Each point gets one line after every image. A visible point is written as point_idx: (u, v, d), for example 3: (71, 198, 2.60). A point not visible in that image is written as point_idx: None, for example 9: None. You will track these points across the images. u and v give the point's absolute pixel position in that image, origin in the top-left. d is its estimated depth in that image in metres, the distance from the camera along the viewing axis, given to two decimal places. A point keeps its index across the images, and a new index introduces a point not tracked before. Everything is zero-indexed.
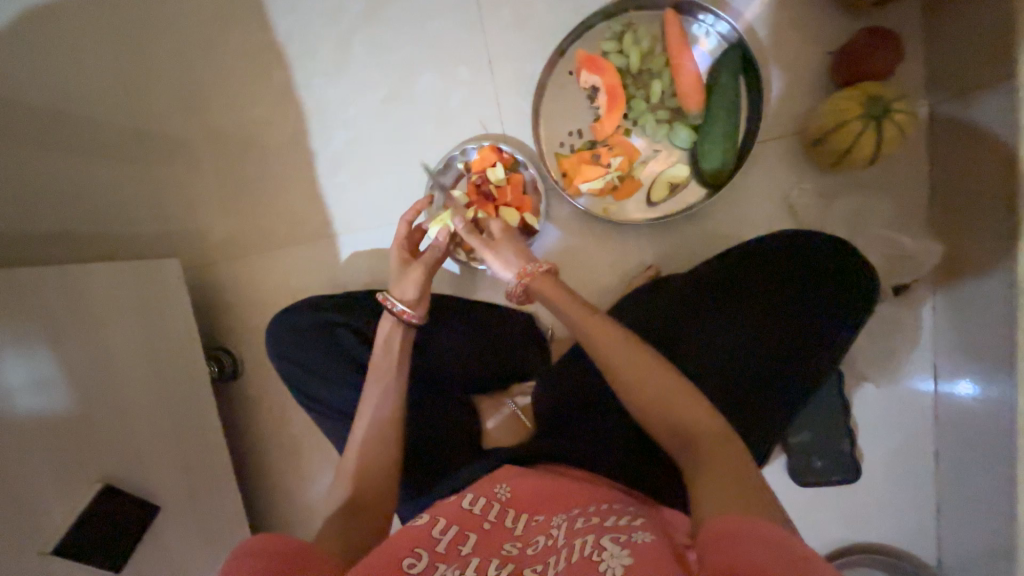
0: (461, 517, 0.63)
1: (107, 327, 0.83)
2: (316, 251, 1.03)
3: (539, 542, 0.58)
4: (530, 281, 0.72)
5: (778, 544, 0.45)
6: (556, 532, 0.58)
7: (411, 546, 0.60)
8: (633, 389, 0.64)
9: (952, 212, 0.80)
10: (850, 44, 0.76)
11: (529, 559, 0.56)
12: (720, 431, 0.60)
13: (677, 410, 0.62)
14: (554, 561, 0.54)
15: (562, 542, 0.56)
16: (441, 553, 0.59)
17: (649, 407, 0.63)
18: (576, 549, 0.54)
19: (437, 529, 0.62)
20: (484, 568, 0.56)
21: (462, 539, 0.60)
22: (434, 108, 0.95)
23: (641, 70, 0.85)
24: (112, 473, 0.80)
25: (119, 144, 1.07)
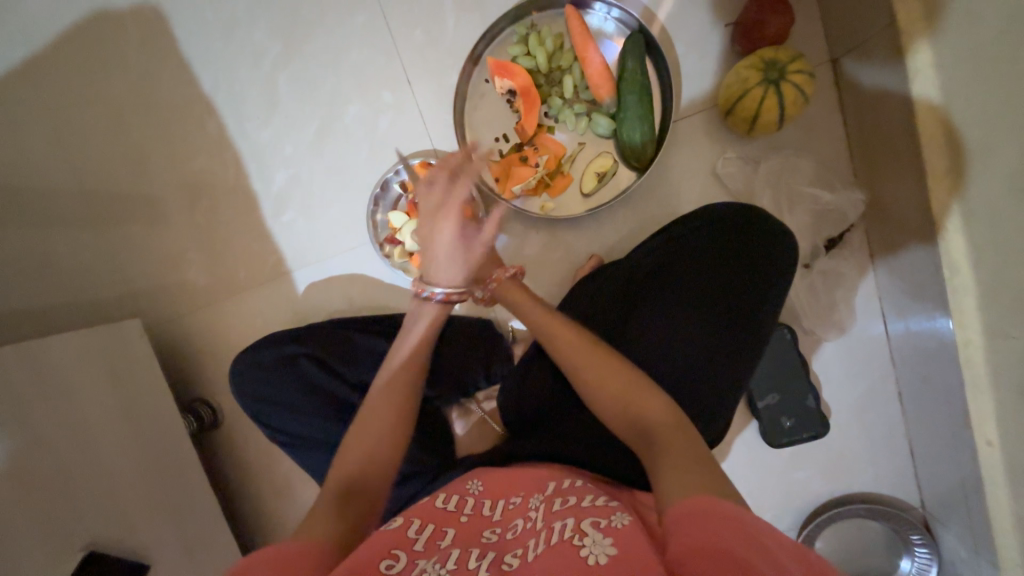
0: (436, 516, 0.65)
1: (74, 398, 0.89)
2: (277, 290, 1.07)
3: (517, 525, 0.62)
4: (501, 284, 0.84)
5: (733, 518, 0.51)
6: (535, 514, 0.63)
7: (388, 548, 0.59)
8: (596, 388, 0.70)
9: (873, 158, 0.81)
10: (744, 13, 0.79)
11: (509, 542, 0.60)
12: (674, 419, 0.64)
13: (637, 403, 0.67)
14: (533, 543, 0.58)
15: (541, 524, 0.60)
16: (420, 549, 0.60)
17: (612, 400, 0.69)
18: (556, 530, 0.58)
19: (413, 530, 0.63)
20: (464, 559, 0.58)
21: (440, 535, 0.62)
22: (363, 136, 0.99)
23: (553, 68, 0.87)
24: (96, 536, 0.85)
25: (77, 215, 1.13)
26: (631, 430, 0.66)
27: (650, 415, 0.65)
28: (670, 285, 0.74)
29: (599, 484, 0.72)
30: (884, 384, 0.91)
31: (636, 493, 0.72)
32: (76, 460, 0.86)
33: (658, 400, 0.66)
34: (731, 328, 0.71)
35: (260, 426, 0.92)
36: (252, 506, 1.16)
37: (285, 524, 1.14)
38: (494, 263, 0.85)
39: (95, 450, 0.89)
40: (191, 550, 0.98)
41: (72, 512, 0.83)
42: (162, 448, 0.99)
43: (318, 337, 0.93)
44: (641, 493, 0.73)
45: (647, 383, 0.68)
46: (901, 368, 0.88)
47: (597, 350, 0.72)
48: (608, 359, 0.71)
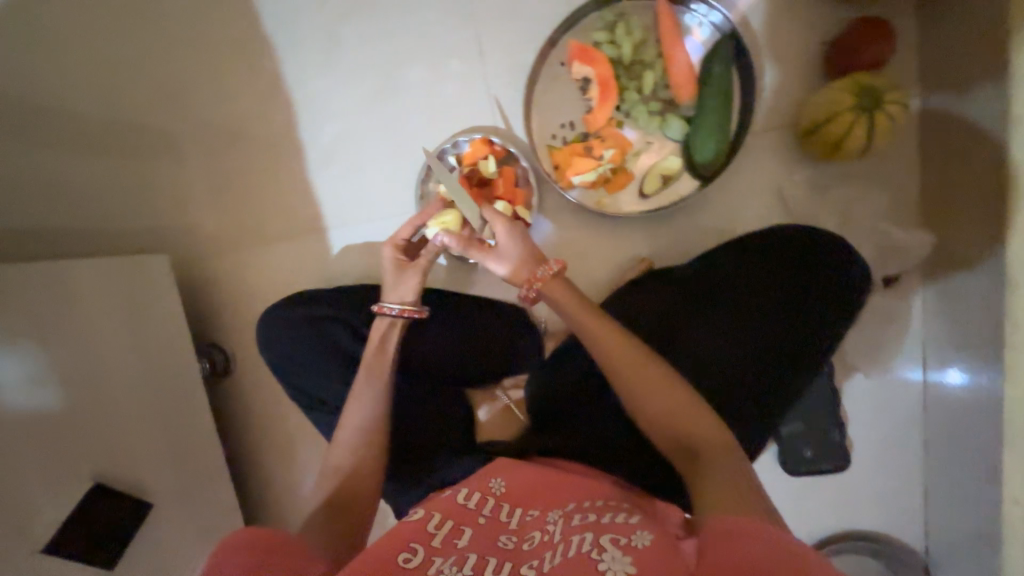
0: (457, 513, 0.65)
1: (96, 327, 0.86)
2: (310, 246, 1.05)
3: (534, 537, 0.61)
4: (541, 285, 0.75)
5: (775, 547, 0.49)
6: (552, 527, 0.61)
7: (406, 541, 0.61)
8: (637, 393, 0.68)
9: (945, 203, 0.80)
10: (844, 35, 0.76)
11: (524, 553, 0.59)
12: (721, 443, 0.63)
13: (683, 424, 0.65)
14: (549, 555, 0.57)
15: (558, 538, 0.59)
16: (437, 546, 0.61)
17: (655, 413, 0.67)
18: (573, 545, 0.56)
19: (431, 525, 0.64)
20: (480, 566, 0.57)
21: (457, 533, 0.63)
22: (423, 101, 0.96)
23: (634, 60, 0.84)
24: (103, 469, 0.83)
25: (110, 140, 1.08)
26: (672, 443, 0.65)
27: (695, 432, 0.64)
28: (729, 305, 0.74)
29: (625, 495, 0.69)
30: (911, 428, 0.91)
31: (660, 504, 0.70)
32: (89, 390, 0.83)
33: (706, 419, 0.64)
34: (784, 355, 0.71)
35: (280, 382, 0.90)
36: (254, 458, 1.15)
37: (285, 482, 1.13)
38: (533, 260, 0.77)
39: (109, 382, 0.87)
40: (191, 495, 0.97)
41: (79, 442, 0.81)
42: (174, 389, 0.97)
43: (348, 300, 0.90)
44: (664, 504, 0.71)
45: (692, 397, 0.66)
46: (930, 414, 0.89)
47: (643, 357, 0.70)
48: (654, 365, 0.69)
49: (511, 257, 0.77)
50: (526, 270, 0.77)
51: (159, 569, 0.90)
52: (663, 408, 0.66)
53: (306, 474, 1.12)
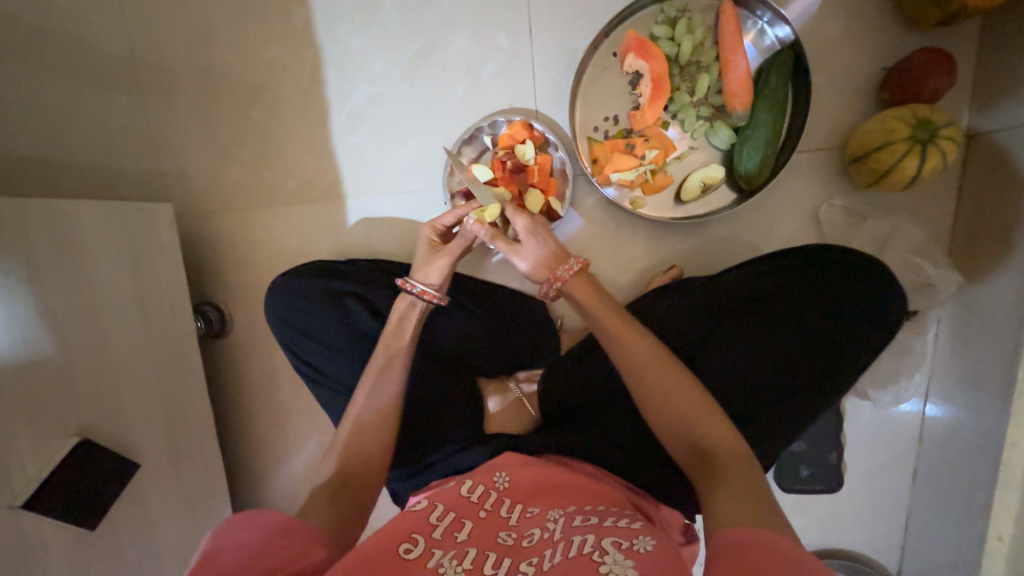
0: (460, 506, 0.63)
1: (92, 274, 0.81)
2: (326, 213, 1.00)
3: (534, 534, 0.59)
4: (563, 282, 0.71)
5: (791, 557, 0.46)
6: (552, 526, 0.59)
7: (408, 534, 0.58)
8: (659, 399, 0.64)
9: (974, 244, 0.81)
10: (906, 62, 0.75)
11: (523, 549, 0.56)
12: (741, 453, 0.60)
13: (699, 426, 0.62)
14: (550, 553, 0.54)
15: (559, 536, 0.57)
16: (438, 538, 0.58)
17: (671, 416, 0.63)
18: (575, 544, 0.54)
19: (434, 516, 0.61)
20: (481, 562, 0.54)
21: (459, 526, 0.60)
22: (463, 75, 0.92)
23: (690, 61, 0.82)
24: (90, 425, 0.79)
25: (116, 73, 1.00)
26: (689, 451, 0.61)
27: (715, 436, 0.61)
28: (754, 323, 0.75)
29: (632, 500, 0.69)
30: (904, 456, 0.94)
31: (663, 509, 0.72)
32: (83, 341, 0.78)
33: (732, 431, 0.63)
34: (807, 374, 0.71)
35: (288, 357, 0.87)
36: (245, 425, 1.11)
37: (275, 452, 1.10)
38: (556, 258, 0.73)
39: (104, 335, 0.81)
40: (179, 459, 0.93)
41: (68, 395, 0.76)
42: (170, 348, 0.92)
43: (368, 278, 0.90)
44: (667, 508, 0.73)
45: (719, 413, 0.63)
46: (925, 446, 0.92)
47: (668, 361, 0.66)
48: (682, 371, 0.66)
49: (533, 255, 0.75)
50: (546, 267, 0.74)
51: (141, 531, 0.86)
52: (683, 412, 0.63)
53: (299, 447, 1.09)
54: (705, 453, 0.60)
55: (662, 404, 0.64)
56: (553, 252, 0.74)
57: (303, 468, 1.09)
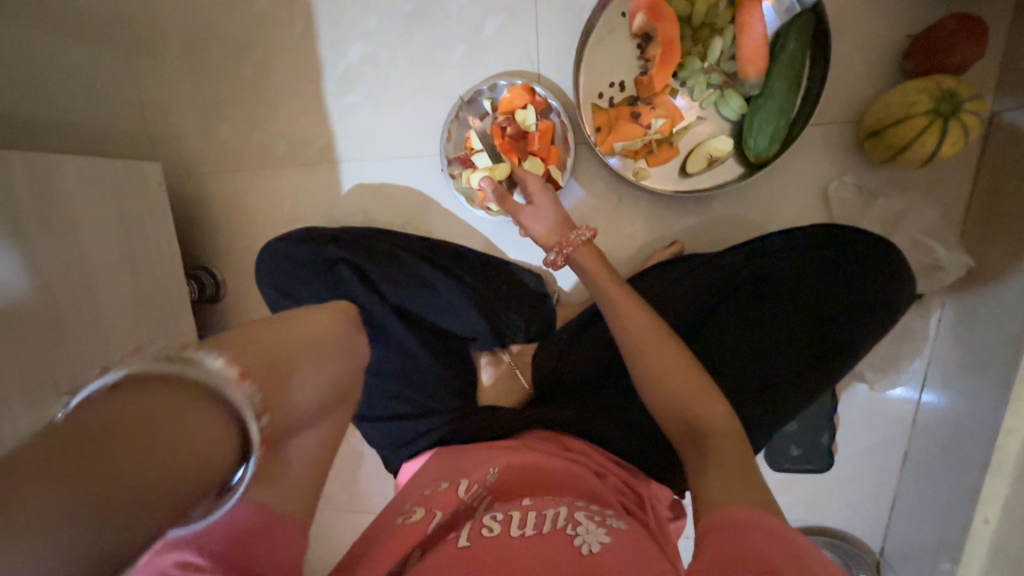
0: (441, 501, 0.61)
1: (78, 233, 0.79)
2: (319, 177, 0.97)
3: (500, 496, 0.60)
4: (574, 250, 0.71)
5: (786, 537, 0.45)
6: (521, 496, 0.59)
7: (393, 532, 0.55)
8: (653, 376, 0.63)
9: (987, 227, 0.78)
10: (934, 29, 0.70)
11: (489, 508, 0.58)
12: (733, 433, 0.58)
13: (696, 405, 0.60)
14: (517, 516, 0.55)
15: (529, 504, 0.57)
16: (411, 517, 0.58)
17: (666, 392, 0.62)
18: (547, 517, 0.54)
19: (432, 528, 0.57)
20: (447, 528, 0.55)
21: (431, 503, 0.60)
22: (463, 33, 0.87)
23: (703, 23, 0.77)
24: (82, 385, 0.79)
25: (99, 23, 0.96)
26: (679, 426, 0.60)
27: (709, 417, 0.59)
28: (752, 305, 0.74)
29: (623, 476, 0.69)
30: (896, 441, 0.94)
31: (654, 486, 0.71)
32: (72, 300, 0.78)
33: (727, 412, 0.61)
34: (809, 357, 0.68)
35: None
36: None
37: None
38: (569, 225, 0.73)
39: (94, 295, 0.81)
40: None
41: (58, 353, 0.76)
42: (162, 310, 0.91)
43: (361, 244, 0.88)
44: (659, 484, 0.72)
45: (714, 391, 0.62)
46: (918, 431, 0.91)
47: (669, 341, 0.65)
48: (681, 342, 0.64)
49: (548, 221, 0.74)
50: (559, 235, 0.73)
51: None
52: (678, 384, 0.61)
53: None
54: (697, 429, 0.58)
55: (655, 380, 0.63)
56: (565, 221, 0.75)
57: None
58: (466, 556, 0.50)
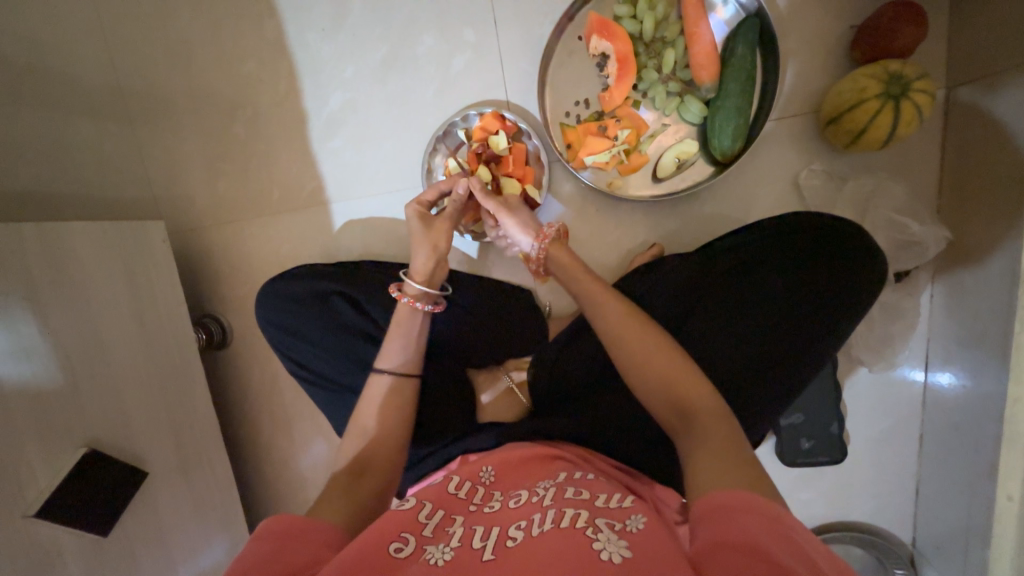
0: (446, 503, 0.63)
1: (89, 292, 0.84)
2: (312, 219, 1.02)
3: (521, 497, 0.60)
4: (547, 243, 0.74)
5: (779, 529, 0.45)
6: (541, 493, 0.60)
7: (398, 531, 0.57)
8: (639, 377, 0.64)
9: (961, 200, 0.79)
10: (874, 19, 0.73)
11: (512, 513, 0.58)
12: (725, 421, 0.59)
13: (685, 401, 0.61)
14: (539, 518, 0.55)
15: (549, 503, 0.57)
16: (429, 535, 0.57)
17: (651, 390, 0.62)
18: (567, 516, 0.54)
19: (423, 515, 0.60)
20: (469, 538, 0.55)
21: (449, 522, 0.59)
22: (433, 72, 0.93)
23: (654, 38, 0.82)
24: (97, 438, 0.82)
25: (103, 101, 1.04)
26: (670, 423, 0.60)
27: (697, 405, 0.59)
28: (736, 298, 0.74)
29: (623, 479, 0.69)
30: (908, 424, 0.92)
31: (656, 488, 0.71)
32: (85, 356, 0.82)
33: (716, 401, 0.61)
34: (791, 342, 0.70)
35: (285, 363, 0.90)
36: (252, 433, 1.14)
37: (282, 456, 1.13)
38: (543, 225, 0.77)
39: (106, 349, 0.85)
40: (188, 465, 0.96)
41: (74, 408, 0.80)
42: (171, 358, 0.95)
43: (352, 274, 0.91)
44: (661, 487, 0.72)
45: (702, 379, 0.62)
46: (929, 413, 0.89)
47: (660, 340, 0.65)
48: (661, 337, 0.65)
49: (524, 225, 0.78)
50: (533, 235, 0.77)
51: (153, 538, 0.89)
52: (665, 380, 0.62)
53: (304, 450, 1.11)
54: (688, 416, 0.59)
55: (641, 380, 0.64)
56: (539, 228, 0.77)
57: (310, 469, 1.11)
58: (488, 567, 0.50)
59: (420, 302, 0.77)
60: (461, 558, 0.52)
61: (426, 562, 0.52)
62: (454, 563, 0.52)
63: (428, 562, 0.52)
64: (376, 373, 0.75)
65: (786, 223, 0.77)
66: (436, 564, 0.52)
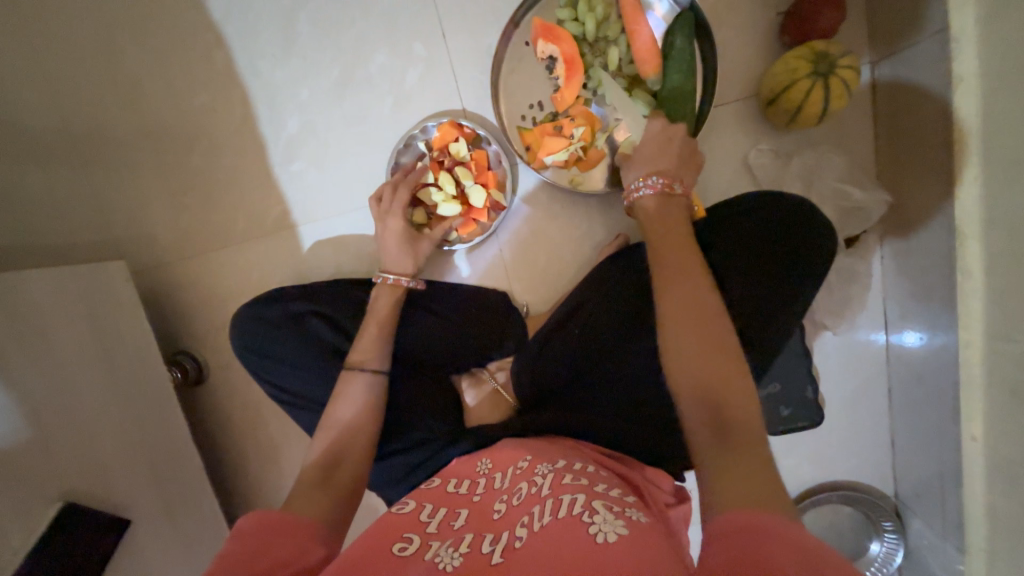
0: (447, 500, 0.65)
1: (53, 340, 0.81)
2: (280, 244, 1.01)
3: (522, 491, 0.61)
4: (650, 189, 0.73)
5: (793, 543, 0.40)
6: (540, 483, 0.61)
7: (400, 532, 0.58)
8: (686, 347, 0.57)
9: (898, 164, 0.84)
10: (797, 4, 0.78)
11: (515, 512, 0.58)
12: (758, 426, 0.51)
13: (730, 387, 0.53)
14: (539, 511, 0.56)
15: (546, 492, 0.58)
16: (434, 531, 0.58)
17: (698, 368, 0.55)
18: (564, 504, 0.55)
19: (425, 514, 0.62)
20: (477, 543, 0.55)
21: (453, 516, 0.61)
22: (388, 87, 0.94)
23: (598, 37, 0.85)
24: (73, 490, 0.79)
25: (50, 144, 1.02)
26: (704, 409, 0.53)
27: (739, 403, 0.52)
28: (715, 282, 0.74)
29: (612, 464, 0.71)
30: (877, 381, 0.96)
31: (648, 471, 0.72)
32: (52, 406, 0.78)
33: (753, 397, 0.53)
34: (760, 313, 0.72)
35: (264, 389, 0.88)
36: (238, 468, 1.12)
37: (272, 487, 1.10)
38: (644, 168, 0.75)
39: (75, 397, 0.82)
40: (172, 508, 0.93)
41: (44, 461, 0.76)
42: (146, 399, 0.93)
43: (327, 295, 0.90)
44: (653, 471, 0.72)
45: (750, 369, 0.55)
46: (893, 367, 0.94)
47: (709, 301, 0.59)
48: (714, 307, 0.59)
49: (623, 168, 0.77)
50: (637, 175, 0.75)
51: None
52: (695, 349, 0.56)
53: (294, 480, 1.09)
54: (721, 406, 0.52)
55: (686, 356, 0.56)
56: (650, 170, 0.75)
57: None
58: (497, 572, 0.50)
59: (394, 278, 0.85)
60: (470, 563, 0.52)
61: (431, 562, 0.53)
62: (465, 568, 0.51)
63: (435, 564, 0.52)
64: (350, 371, 0.76)
65: (748, 199, 0.79)
66: (444, 567, 0.51)
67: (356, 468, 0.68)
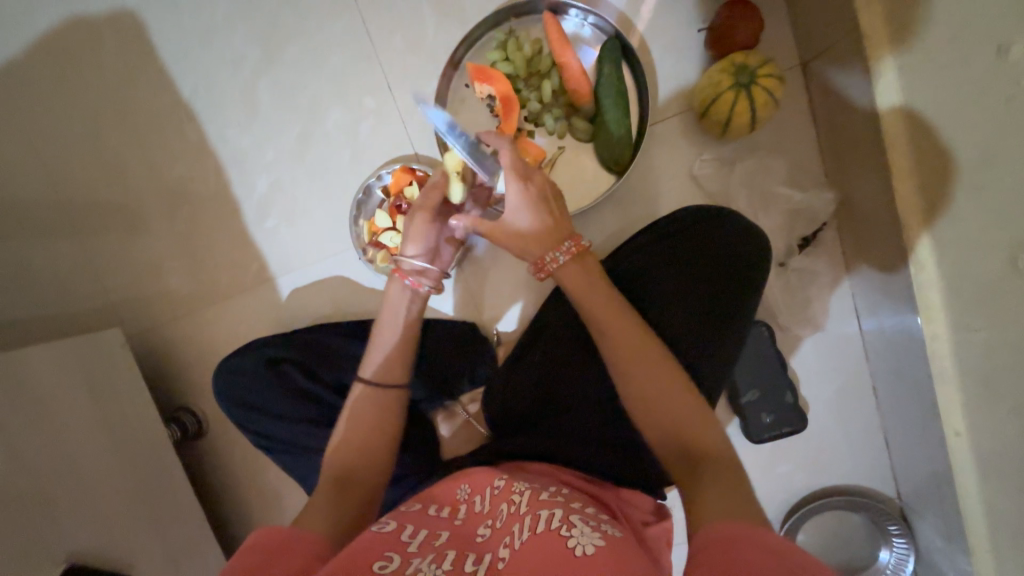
0: (425, 521, 0.62)
1: (54, 408, 0.87)
2: (261, 296, 1.07)
3: (501, 510, 0.62)
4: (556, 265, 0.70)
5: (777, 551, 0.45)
6: (518, 500, 0.62)
7: (382, 550, 0.56)
8: (644, 398, 0.63)
9: (842, 160, 0.84)
10: (715, 20, 0.81)
11: (498, 533, 0.59)
12: (721, 457, 0.58)
13: (691, 431, 0.60)
14: (519, 529, 0.58)
15: (525, 510, 0.60)
16: (415, 550, 0.57)
17: (654, 416, 0.62)
18: (542, 519, 0.58)
19: (406, 534, 0.59)
20: (462, 562, 0.56)
21: (435, 537, 0.59)
22: (344, 140, 1.00)
23: (531, 72, 0.89)
24: (77, 550, 0.84)
25: (50, 226, 1.11)
26: (676, 450, 0.60)
27: (705, 444, 0.59)
28: (671, 304, 0.75)
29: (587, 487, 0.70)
30: (859, 378, 0.93)
31: (620, 490, 0.72)
32: (54, 471, 0.84)
33: (716, 432, 0.60)
34: (711, 325, 0.74)
35: (247, 438, 0.92)
36: (239, 515, 1.15)
37: None
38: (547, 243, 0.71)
39: (76, 460, 0.87)
40: (175, 560, 0.97)
41: (47, 524, 0.81)
42: (144, 456, 0.98)
43: (303, 342, 0.94)
44: (627, 489, 0.73)
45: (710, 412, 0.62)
46: (874, 363, 0.91)
47: (650, 349, 0.65)
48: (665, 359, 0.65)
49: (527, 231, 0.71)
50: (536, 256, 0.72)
51: None
52: (656, 402, 0.62)
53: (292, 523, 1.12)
54: (688, 447, 0.59)
55: (652, 407, 0.62)
56: (555, 240, 0.71)
57: None
58: None
59: (412, 280, 0.77)
60: None
61: None
62: None
63: None
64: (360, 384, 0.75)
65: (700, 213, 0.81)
66: None
67: (366, 494, 0.67)
